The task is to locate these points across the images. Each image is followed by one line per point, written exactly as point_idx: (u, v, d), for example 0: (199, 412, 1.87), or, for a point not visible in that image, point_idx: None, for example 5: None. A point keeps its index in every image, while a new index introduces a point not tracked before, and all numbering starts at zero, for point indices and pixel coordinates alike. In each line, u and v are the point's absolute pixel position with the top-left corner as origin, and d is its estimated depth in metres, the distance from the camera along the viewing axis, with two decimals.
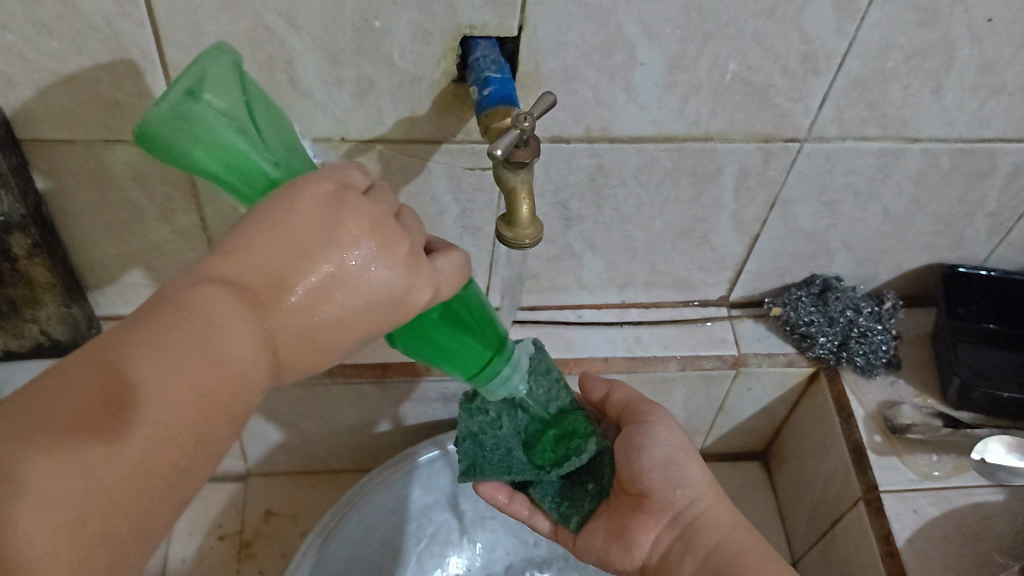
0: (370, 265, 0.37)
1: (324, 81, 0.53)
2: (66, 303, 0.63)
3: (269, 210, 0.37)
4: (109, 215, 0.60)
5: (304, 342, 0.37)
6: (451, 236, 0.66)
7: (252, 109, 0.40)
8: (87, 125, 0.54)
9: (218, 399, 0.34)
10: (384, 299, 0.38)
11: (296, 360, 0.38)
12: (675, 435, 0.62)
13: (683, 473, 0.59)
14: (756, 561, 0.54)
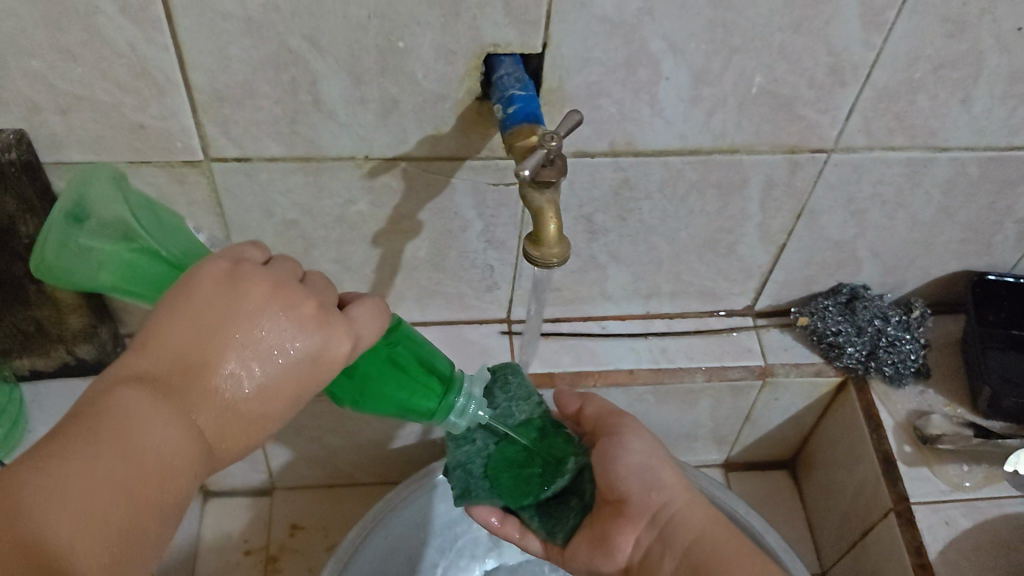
0: (280, 328, 0.40)
1: (348, 101, 0.53)
2: (93, 323, 0.63)
3: (171, 303, 0.39)
4: None
5: (236, 415, 0.39)
6: (474, 251, 0.66)
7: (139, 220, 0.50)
8: (113, 148, 0.54)
9: (154, 481, 0.35)
10: (301, 360, 0.40)
11: (228, 439, 0.39)
12: (648, 437, 0.59)
13: (657, 476, 0.57)
14: (732, 561, 0.52)
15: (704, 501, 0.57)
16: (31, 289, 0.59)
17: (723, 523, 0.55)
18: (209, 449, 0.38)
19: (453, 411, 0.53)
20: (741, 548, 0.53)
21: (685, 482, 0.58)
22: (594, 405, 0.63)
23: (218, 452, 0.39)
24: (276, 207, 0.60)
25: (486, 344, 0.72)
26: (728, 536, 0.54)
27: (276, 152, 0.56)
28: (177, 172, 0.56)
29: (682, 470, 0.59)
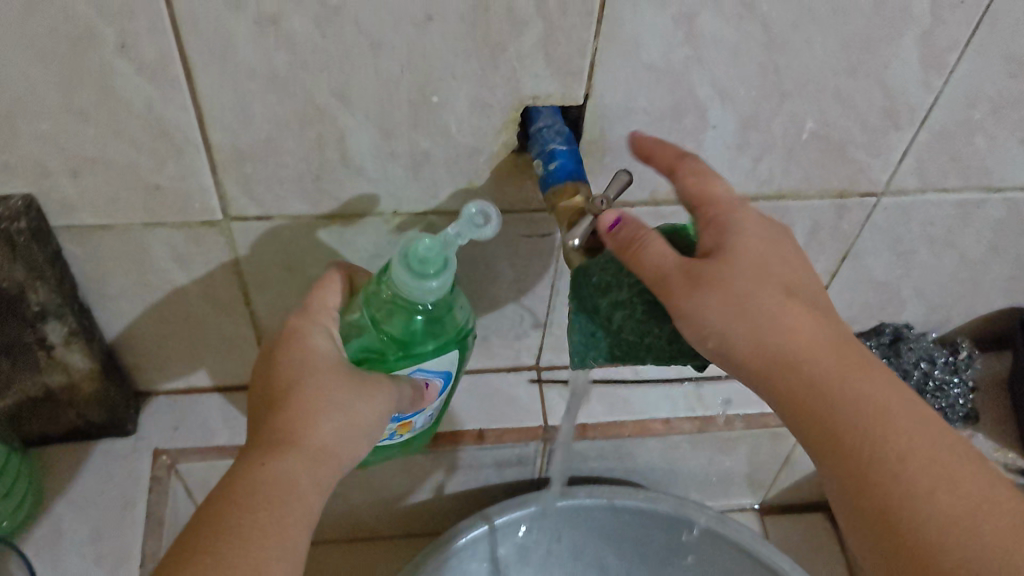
0: (271, 353, 0.49)
1: (377, 157, 0.50)
2: (104, 385, 0.60)
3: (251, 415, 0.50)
4: (148, 295, 0.57)
5: (293, 420, 0.46)
6: (505, 301, 0.63)
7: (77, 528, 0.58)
8: (127, 209, 0.51)
9: (243, 482, 0.43)
10: (294, 348, 0.48)
11: (311, 425, 0.46)
12: (724, 296, 0.41)
13: (731, 350, 0.42)
14: (891, 466, 0.41)
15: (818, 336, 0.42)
16: (39, 355, 0.56)
17: (863, 409, 0.41)
18: (298, 441, 0.45)
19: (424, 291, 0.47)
20: (864, 432, 0.41)
21: (789, 313, 0.42)
22: (649, 258, 0.42)
23: (319, 455, 0.46)
24: (297, 263, 0.57)
25: (515, 394, 0.69)
26: (839, 404, 0.41)
27: (300, 209, 0.52)
28: (195, 232, 0.53)
29: (778, 276, 0.43)
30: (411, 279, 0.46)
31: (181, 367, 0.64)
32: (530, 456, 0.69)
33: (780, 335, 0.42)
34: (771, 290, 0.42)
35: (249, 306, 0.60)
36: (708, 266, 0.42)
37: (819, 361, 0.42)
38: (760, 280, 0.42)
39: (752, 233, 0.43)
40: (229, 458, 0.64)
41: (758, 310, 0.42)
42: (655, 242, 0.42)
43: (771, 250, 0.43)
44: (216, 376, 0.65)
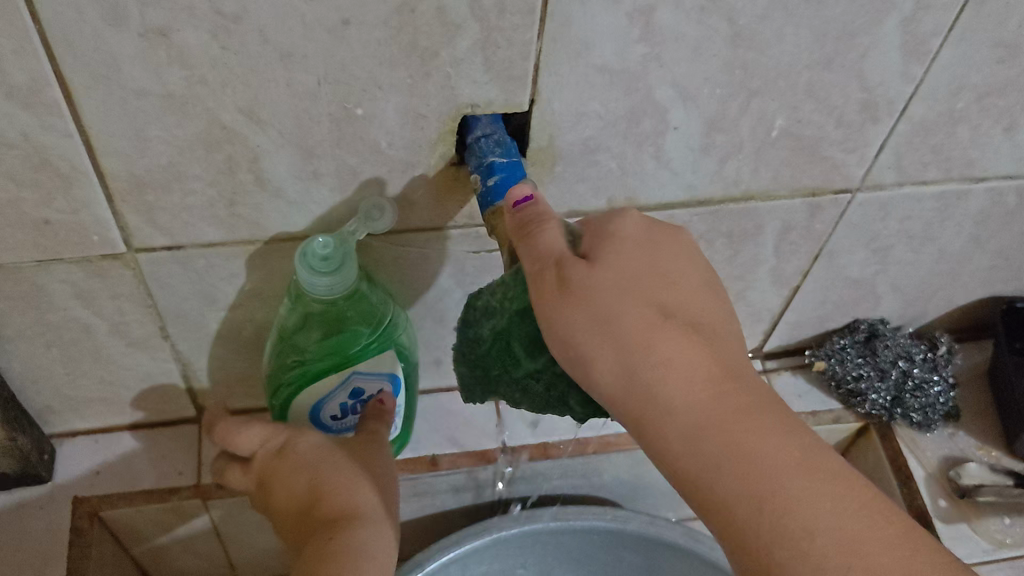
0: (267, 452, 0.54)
1: (297, 178, 0.44)
2: (12, 435, 0.54)
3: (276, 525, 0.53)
4: (51, 334, 0.51)
5: (341, 496, 0.51)
6: (453, 320, 0.57)
7: None
8: (14, 247, 0.44)
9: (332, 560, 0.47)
10: (296, 445, 0.52)
11: (358, 487, 0.51)
12: (592, 319, 0.36)
13: (605, 388, 0.37)
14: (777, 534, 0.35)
15: (700, 372, 0.36)
16: None
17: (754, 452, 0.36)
18: (353, 515, 0.50)
19: (330, 287, 0.45)
20: (745, 482, 0.36)
21: (671, 341, 0.36)
22: (544, 245, 0.37)
23: (373, 519, 0.51)
24: (217, 292, 0.51)
25: (470, 414, 0.64)
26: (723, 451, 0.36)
27: (214, 237, 0.47)
28: (96, 267, 0.47)
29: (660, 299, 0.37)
30: (316, 278, 0.45)
31: (98, 404, 0.58)
32: (488, 478, 0.64)
33: (657, 365, 0.36)
34: (644, 312, 0.36)
35: (167, 341, 0.54)
36: (581, 279, 0.36)
37: (703, 397, 0.36)
38: (633, 299, 0.36)
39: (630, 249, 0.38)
40: (159, 503, 0.59)
41: (636, 335, 0.36)
42: (542, 238, 0.37)
43: (652, 268, 0.38)
44: (139, 411, 0.59)
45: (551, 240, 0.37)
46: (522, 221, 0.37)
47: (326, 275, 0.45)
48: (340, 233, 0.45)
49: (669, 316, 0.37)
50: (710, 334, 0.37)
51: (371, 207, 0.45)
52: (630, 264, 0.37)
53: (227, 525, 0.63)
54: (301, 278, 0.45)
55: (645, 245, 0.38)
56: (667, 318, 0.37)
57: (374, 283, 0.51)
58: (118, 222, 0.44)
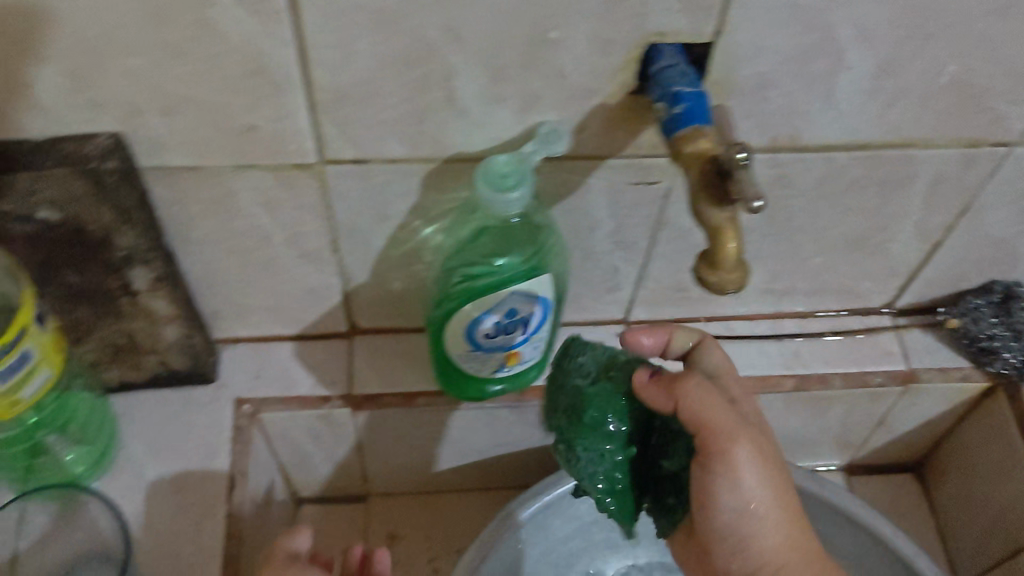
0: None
1: (484, 98, 0.46)
2: (188, 333, 0.58)
3: None
4: (233, 241, 0.55)
5: None
6: (600, 255, 0.60)
7: (75, 419, 0.58)
8: (217, 152, 0.48)
9: None
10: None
11: None
12: (768, 489, 0.49)
13: (756, 532, 0.49)
14: None
15: (798, 514, 0.50)
16: (123, 302, 0.54)
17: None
18: None
19: (512, 205, 0.48)
20: None
21: (790, 496, 0.50)
22: (708, 411, 0.47)
23: None
24: (390, 210, 0.54)
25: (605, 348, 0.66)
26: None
27: (397, 153, 0.49)
28: (287, 175, 0.50)
29: (779, 463, 0.50)
30: (492, 194, 0.47)
31: (262, 314, 0.62)
32: None
33: (780, 522, 0.49)
34: (774, 479, 0.49)
35: (335, 255, 0.57)
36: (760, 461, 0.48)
37: (796, 533, 0.50)
38: (779, 470, 0.49)
39: (767, 447, 0.49)
40: (313, 409, 0.63)
41: (777, 488, 0.49)
42: (703, 403, 0.47)
43: (764, 435, 0.51)
44: (299, 323, 0.64)
45: (723, 409, 0.47)
46: (675, 377, 0.48)
47: (511, 192, 0.47)
48: (519, 153, 0.48)
49: (784, 480, 0.50)
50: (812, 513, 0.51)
51: (551, 131, 0.48)
52: (768, 445, 0.49)
53: (370, 438, 0.67)
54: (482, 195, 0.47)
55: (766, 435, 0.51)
56: (784, 478, 0.50)
57: (540, 208, 0.53)
58: (314, 134, 0.47)
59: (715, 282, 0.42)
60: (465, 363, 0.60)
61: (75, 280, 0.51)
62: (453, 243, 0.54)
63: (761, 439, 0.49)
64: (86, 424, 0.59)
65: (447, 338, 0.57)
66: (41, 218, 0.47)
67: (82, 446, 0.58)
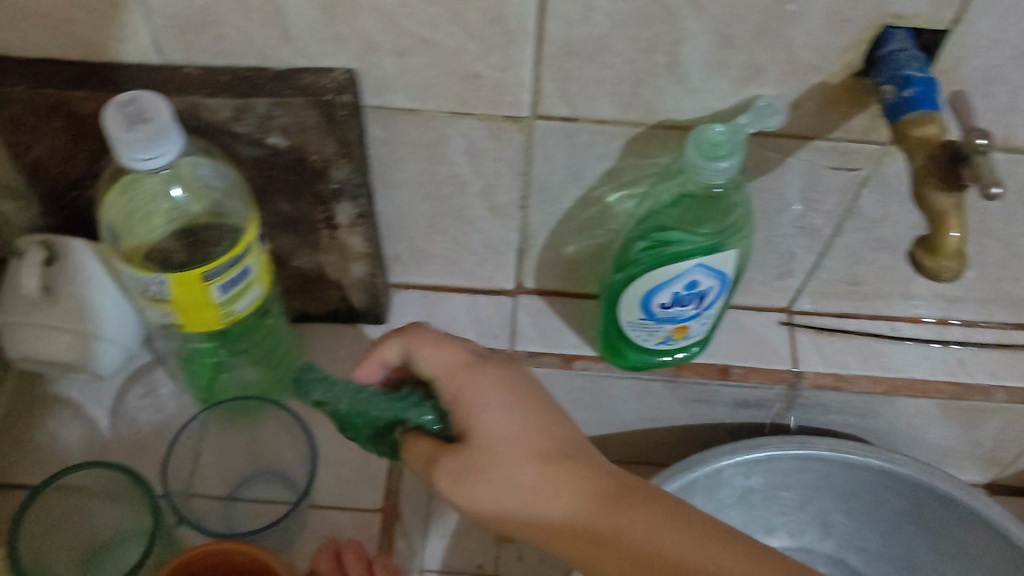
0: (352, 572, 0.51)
1: (707, 66, 0.47)
2: (373, 272, 0.61)
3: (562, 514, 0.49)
4: (430, 186, 0.57)
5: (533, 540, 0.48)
6: (780, 240, 0.60)
7: (265, 340, 0.60)
8: (439, 97, 0.50)
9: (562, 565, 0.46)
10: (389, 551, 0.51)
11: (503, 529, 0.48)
12: (551, 476, 0.46)
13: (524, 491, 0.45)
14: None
15: (512, 439, 0.46)
16: (324, 232, 0.57)
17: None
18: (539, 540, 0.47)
19: (716, 175, 0.48)
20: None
21: (608, 468, 0.47)
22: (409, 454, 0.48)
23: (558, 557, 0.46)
24: (586, 170, 0.55)
25: (765, 334, 0.67)
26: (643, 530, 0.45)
27: (608, 115, 0.50)
28: (497, 126, 0.52)
29: (558, 449, 0.47)
30: (698, 158, 0.48)
31: (438, 261, 0.64)
32: (770, 398, 0.67)
33: (567, 496, 0.45)
34: (528, 442, 0.46)
35: (522, 211, 0.59)
36: (488, 415, 0.46)
37: (642, 512, 0.45)
38: (530, 446, 0.46)
39: (485, 415, 0.46)
40: None
41: (514, 446, 0.46)
42: (410, 451, 0.48)
43: (510, 394, 0.48)
44: (471, 274, 0.66)
45: (422, 455, 0.48)
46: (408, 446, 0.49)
47: (721, 162, 0.47)
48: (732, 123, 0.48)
49: (539, 456, 0.46)
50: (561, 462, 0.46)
51: (768, 104, 0.48)
52: (516, 421, 0.46)
53: None
54: (688, 161, 0.49)
55: (524, 389, 0.48)
56: (542, 457, 0.46)
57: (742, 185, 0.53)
58: (534, 88, 0.49)
59: (937, 269, 0.42)
60: (631, 330, 0.60)
61: (286, 208, 0.55)
62: (650, 206, 0.55)
63: (489, 402, 0.47)
64: (273, 343, 0.61)
65: (622, 303, 0.58)
66: (270, 144, 0.50)
67: (267, 362, 0.61)
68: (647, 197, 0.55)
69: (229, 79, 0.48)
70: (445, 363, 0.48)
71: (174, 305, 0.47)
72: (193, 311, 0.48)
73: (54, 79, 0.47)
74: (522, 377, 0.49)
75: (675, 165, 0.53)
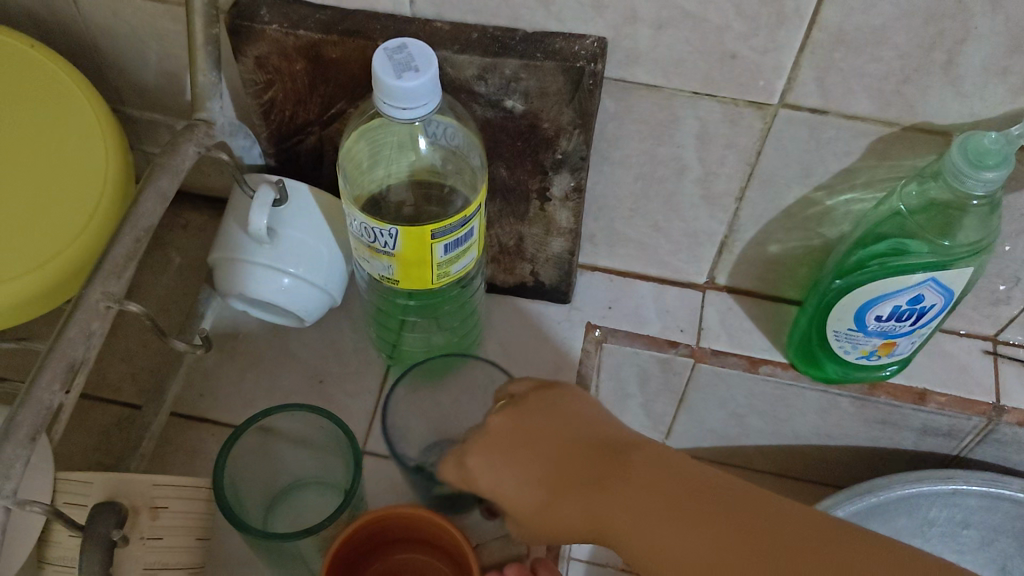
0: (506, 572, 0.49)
1: (986, 70, 0.44)
2: (570, 251, 0.59)
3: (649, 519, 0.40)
4: (648, 168, 0.55)
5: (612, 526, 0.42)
6: (1010, 264, 0.56)
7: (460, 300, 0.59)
8: (686, 75, 0.48)
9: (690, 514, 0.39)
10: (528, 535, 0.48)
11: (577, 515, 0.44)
12: (521, 497, 0.47)
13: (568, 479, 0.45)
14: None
15: (504, 432, 0.48)
16: (534, 203, 0.55)
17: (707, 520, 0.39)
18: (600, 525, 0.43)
19: (976, 188, 0.45)
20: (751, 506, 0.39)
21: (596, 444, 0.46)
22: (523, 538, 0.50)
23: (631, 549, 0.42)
24: (818, 167, 0.52)
25: (967, 361, 0.63)
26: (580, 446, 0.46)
27: (861, 110, 0.48)
28: (736, 112, 0.50)
29: (508, 452, 0.48)
30: (964, 166, 0.45)
31: (634, 245, 0.63)
32: (963, 430, 0.63)
33: (568, 498, 0.44)
34: (561, 464, 0.46)
35: (737, 204, 0.57)
36: (476, 484, 0.48)
37: (669, 471, 0.42)
38: (583, 447, 0.46)
39: (474, 464, 0.48)
40: (658, 350, 0.63)
41: (502, 435, 0.48)
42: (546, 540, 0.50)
43: (515, 442, 0.48)
44: (664, 263, 0.64)
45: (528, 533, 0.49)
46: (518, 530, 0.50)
47: (987, 173, 0.44)
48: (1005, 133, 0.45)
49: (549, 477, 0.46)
50: (495, 430, 0.49)
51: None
52: (506, 468, 0.47)
53: (696, 393, 0.67)
54: (949, 164, 0.46)
55: (571, 409, 0.49)
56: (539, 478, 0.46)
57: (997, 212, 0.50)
58: (790, 74, 0.46)
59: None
60: (837, 340, 0.57)
61: (502, 173, 0.54)
62: (888, 213, 0.52)
63: (477, 464, 0.48)
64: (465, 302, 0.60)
65: (836, 308, 0.55)
66: (508, 107, 0.49)
67: (456, 312, 0.60)
68: (884, 203, 0.53)
69: (478, 36, 0.47)
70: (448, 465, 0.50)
71: (398, 260, 0.47)
72: (413, 268, 0.47)
73: (307, 20, 0.47)
74: (563, 400, 0.49)
75: (926, 170, 0.50)
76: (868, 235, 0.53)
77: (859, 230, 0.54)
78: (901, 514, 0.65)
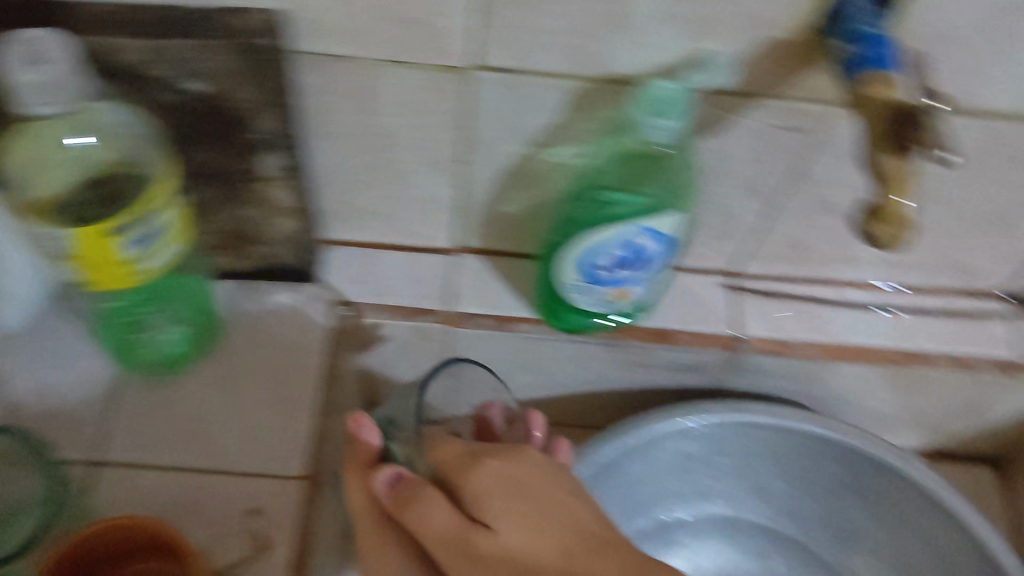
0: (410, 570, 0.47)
1: (660, 22, 0.44)
2: (302, 228, 0.58)
3: None
4: (363, 138, 0.54)
5: None
6: (726, 201, 0.58)
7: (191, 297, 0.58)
8: (373, 43, 0.46)
9: None
10: (446, 548, 0.44)
11: None
12: (517, 562, 0.43)
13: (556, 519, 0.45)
14: None
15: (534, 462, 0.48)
16: (247, 183, 0.53)
17: None
18: None
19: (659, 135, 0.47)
20: None
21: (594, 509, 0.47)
22: (424, 524, 0.44)
23: None
24: (526, 126, 0.52)
25: (708, 298, 0.65)
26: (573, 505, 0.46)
27: (553, 67, 0.48)
28: (434, 77, 0.49)
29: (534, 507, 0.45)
30: (645, 114, 0.46)
31: (373, 215, 0.61)
32: (711, 363, 0.66)
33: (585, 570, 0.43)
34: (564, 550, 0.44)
35: (462, 167, 0.56)
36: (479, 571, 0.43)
37: None
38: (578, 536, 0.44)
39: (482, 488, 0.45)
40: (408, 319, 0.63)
41: (524, 465, 0.47)
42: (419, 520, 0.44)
43: (534, 478, 0.46)
44: (407, 231, 0.63)
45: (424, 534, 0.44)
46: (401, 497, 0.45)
47: (663, 120, 0.46)
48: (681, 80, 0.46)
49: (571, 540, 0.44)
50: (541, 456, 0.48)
51: (717, 60, 0.46)
52: (503, 477, 0.46)
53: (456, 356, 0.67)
54: (633, 116, 0.47)
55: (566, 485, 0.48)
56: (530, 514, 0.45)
57: (688, 141, 0.51)
58: (475, 37, 0.46)
59: (882, 236, 0.42)
60: (571, 292, 0.58)
61: (205, 157, 0.51)
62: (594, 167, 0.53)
63: (490, 466, 0.46)
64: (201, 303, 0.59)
65: (561, 263, 0.56)
66: (185, 89, 0.46)
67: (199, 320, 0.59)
68: (589, 160, 0.53)
69: (135, 18, 0.43)
70: (452, 459, 0.46)
71: (77, 261, 0.44)
72: (101, 269, 0.45)
73: None
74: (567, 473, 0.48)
75: (620, 122, 0.50)
76: (579, 189, 0.54)
77: (571, 189, 0.54)
78: (664, 445, 0.67)
